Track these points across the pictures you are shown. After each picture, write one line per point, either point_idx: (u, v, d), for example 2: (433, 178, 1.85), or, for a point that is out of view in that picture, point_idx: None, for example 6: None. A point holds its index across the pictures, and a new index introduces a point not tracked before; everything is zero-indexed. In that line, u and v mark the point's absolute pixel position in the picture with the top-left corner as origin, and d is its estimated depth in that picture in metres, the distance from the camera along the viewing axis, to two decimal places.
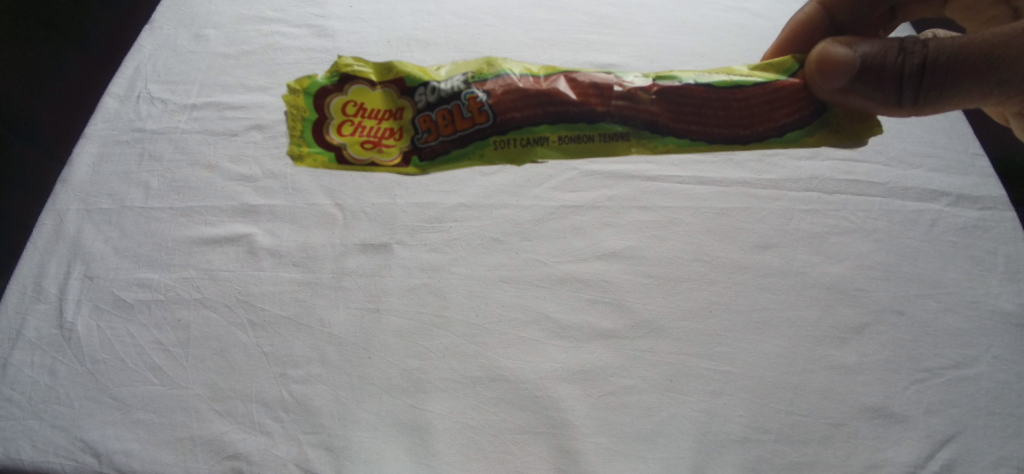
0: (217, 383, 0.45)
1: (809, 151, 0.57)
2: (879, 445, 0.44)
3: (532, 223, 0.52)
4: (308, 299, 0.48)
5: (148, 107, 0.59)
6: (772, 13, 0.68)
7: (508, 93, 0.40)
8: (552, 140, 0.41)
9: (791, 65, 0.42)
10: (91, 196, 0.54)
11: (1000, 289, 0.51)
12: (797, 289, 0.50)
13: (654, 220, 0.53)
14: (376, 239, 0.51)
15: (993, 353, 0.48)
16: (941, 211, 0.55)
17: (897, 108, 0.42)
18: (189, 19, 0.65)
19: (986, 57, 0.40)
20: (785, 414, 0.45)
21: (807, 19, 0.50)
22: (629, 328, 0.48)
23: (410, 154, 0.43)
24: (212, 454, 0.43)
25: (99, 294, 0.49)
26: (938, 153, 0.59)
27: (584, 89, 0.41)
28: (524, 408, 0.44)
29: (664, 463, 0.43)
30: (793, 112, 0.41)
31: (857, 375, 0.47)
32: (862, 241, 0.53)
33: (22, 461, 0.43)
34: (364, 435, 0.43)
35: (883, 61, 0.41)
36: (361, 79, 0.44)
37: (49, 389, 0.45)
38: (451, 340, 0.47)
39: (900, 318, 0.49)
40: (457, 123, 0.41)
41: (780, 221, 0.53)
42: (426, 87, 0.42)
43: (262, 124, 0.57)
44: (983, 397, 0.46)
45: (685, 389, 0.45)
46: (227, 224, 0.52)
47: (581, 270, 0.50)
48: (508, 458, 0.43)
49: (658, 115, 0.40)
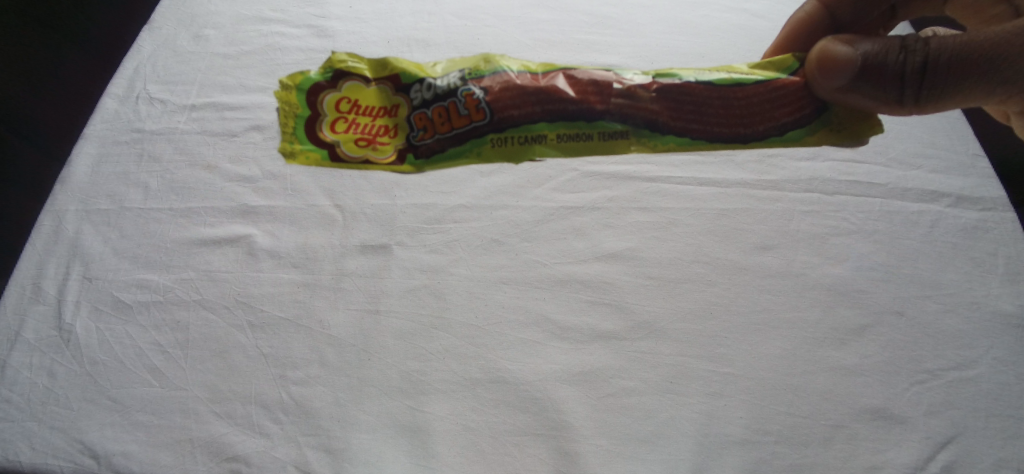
0: (217, 385, 0.45)
1: (809, 153, 0.57)
2: (880, 447, 0.44)
3: (532, 224, 0.52)
4: (308, 300, 0.48)
5: (148, 107, 0.59)
6: (773, 14, 0.68)
7: (506, 90, 0.40)
8: (550, 138, 0.40)
9: (791, 63, 0.42)
10: (90, 196, 0.54)
11: (1000, 290, 0.51)
12: (797, 290, 0.50)
13: (654, 221, 0.53)
14: (376, 240, 0.51)
15: (993, 354, 0.48)
16: (941, 212, 0.55)
17: (898, 107, 0.42)
18: (189, 19, 0.65)
19: (989, 55, 0.40)
20: (785, 416, 0.45)
21: (807, 18, 0.50)
22: (629, 329, 0.47)
23: (404, 152, 0.42)
24: (211, 455, 0.43)
25: (98, 295, 0.49)
26: (938, 154, 0.59)
27: (584, 86, 0.40)
28: (524, 410, 0.44)
29: (665, 464, 0.43)
30: (794, 110, 0.41)
31: (858, 376, 0.47)
32: (862, 242, 0.53)
33: (20, 463, 0.43)
34: (364, 437, 0.43)
35: (884, 59, 0.40)
36: (356, 75, 0.43)
37: (48, 390, 0.45)
38: (451, 341, 0.47)
39: (900, 319, 0.49)
40: (454, 121, 0.40)
41: (781, 222, 0.53)
42: (422, 84, 0.41)
43: (262, 125, 0.57)
44: (983, 399, 0.46)
45: (685, 390, 0.45)
46: (227, 225, 0.52)
47: (581, 271, 0.50)
48: (508, 460, 0.43)
49: (658, 114, 0.40)
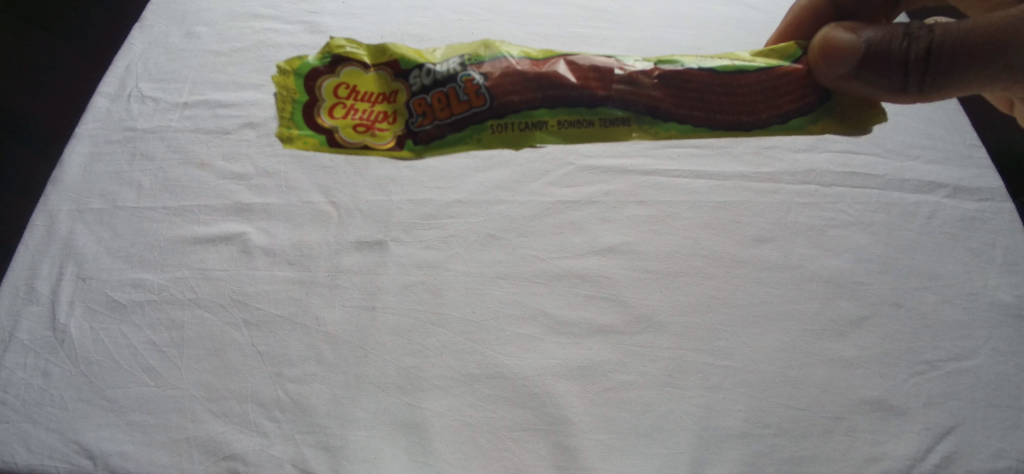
0: (212, 383, 0.45)
1: (806, 144, 0.56)
2: (879, 438, 0.44)
3: (529, 219, 0.52)
4: (303, 298, 0.48)
5: (140, 105, 0.58)
6: (769, 5, 0.67)
7: (507, 76, 0.39)
8: (551, 124, 0.40)
9: (795, 51, 0.42)
10: (83, 196, 0.53)
11: (998, 281, 0.51)
12: (795, 281, 0.50)
13: (651, 214, 0.52)
14: (373, 237, 0.51)
15: (993, 345, 0.48)
16: (938, 203, 0.55)
17: (902, 95, 0.41)
18: (181, 16, 0.65)
19: (996, 41, 0.40)
20: (784, 408, 0.45)
21: (810, 5, 0.49)
22: (628, 323, 0.47)
23: (403, 138, 0.41)
24: (208, 455, 0.43)
25: (92, 295, 0.49)
26: (936, 145, 0.58)
27: (585, 72, 0.40)
28: (523, 405, 0.44)
29: (664, 459, 0.43)
30: (797, 98, 0.40)
31: (857, 368, 0.46)
32: (860, 234, 0.52)
33: (15, 464, 0.43)
34: (362, 434, 0.43)
35: (888, 46, 0.40)
36: (354, 61, 0.42)
37: (42, 391, 0.45)
38: (449, 338, 0.46)
39: (899, 310, 0.49)
40: (454, 107, 0.40)
41: (779, 214, 0.53)
42: (421, 70, 0.40)
43: (256, 122, 0.57)
44: (982, 390, 0.46)
45: (685, 384, 0.45)
46: (222, 223, 0.52)
47: (579, 266, 0.50)
48: (507, 456, 0.42)
49: (660, 100, 0.40)
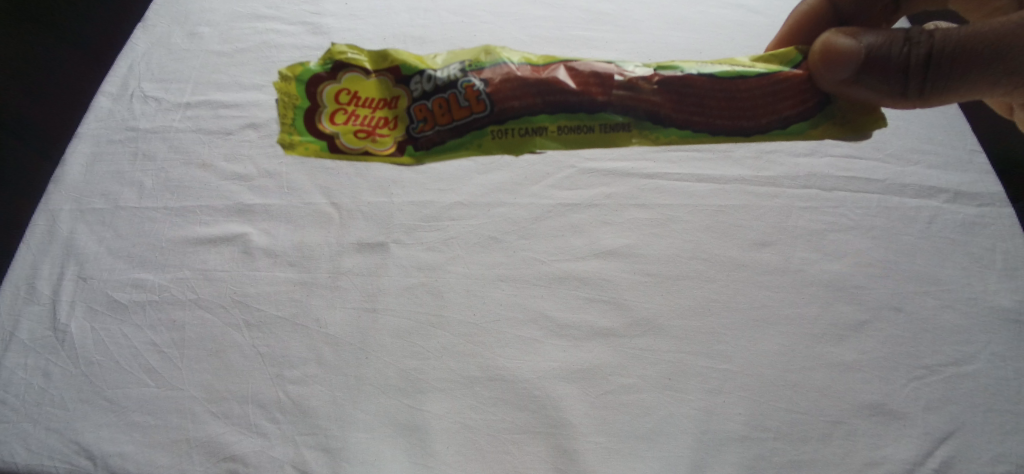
0: (213, 384, 0.45)
1: (807, 148, 0.57)
2: (878, 442, 0.44)
3: (530, 222, 0.52)
4: (304, 299, 0.48)
5: (142, 105, 0.58)
6: (771, 9, 0.68)
7: (507, 81, 0.39)
8: (551, 130, 0.40)
9: (794, 57, 0.42)
10: (84, 196, 0.53)
11: (998, 286, 0.51)
12: (795, 286, 0.50)
13: (652, 218, 0.52)
14: (373, 238, 0.51)
15: (992, 350, 0.48)
16: (938, 208, 0.55)
17: (902, 100, 0.42)
18: (183, 16, 0.65)
19: (995, 47, 0.40)
20: (784, 412, 0.45)
21: (811, 10, 0.50)
22: (628, 326, 0.47)
23: (404, 143, 0.41)
24: (208, 455, 0.43)
25: (93, 295, 0.49)
26: (936, 150, 0.58)
27: (585, 78, 0.40)
28: (523, 408, 0.44)
29: (664, 462, 0.43)
30: (797, 103, 0.40)
31: (857, 372, 0.46)
32: (860, 238, 0.52)
33: (16, 463, 0.43)
34: (363, 436, 0.43)
35: (888, 52, 0.40)
36: (355, 67, 0.42)
37: (43, 390, 0.45)
38: (449, 340, 0.46)
39: (898, 315, 0.49)
40: (454, 113, 0.40)
41: (779, 218, 0.53)
42: (422, 76, 0.40)
43: (257, 123, 0.57)
44: (981, 394, 0.46)
45: (685, 387, 0.45)
46: (223, 224, 0.52)
47: (580, 269, 0.50)
48: (508, 458, 0.42)
49: (659, 106, 0.40)
